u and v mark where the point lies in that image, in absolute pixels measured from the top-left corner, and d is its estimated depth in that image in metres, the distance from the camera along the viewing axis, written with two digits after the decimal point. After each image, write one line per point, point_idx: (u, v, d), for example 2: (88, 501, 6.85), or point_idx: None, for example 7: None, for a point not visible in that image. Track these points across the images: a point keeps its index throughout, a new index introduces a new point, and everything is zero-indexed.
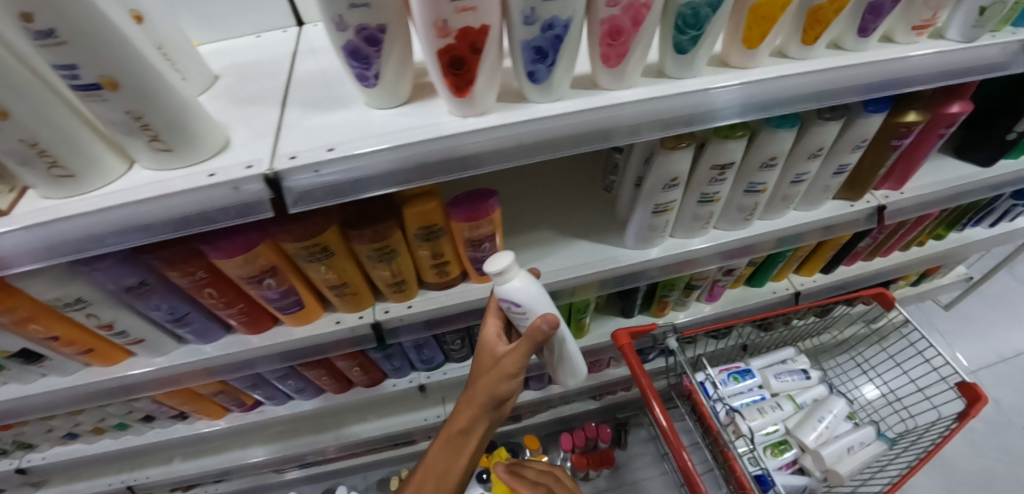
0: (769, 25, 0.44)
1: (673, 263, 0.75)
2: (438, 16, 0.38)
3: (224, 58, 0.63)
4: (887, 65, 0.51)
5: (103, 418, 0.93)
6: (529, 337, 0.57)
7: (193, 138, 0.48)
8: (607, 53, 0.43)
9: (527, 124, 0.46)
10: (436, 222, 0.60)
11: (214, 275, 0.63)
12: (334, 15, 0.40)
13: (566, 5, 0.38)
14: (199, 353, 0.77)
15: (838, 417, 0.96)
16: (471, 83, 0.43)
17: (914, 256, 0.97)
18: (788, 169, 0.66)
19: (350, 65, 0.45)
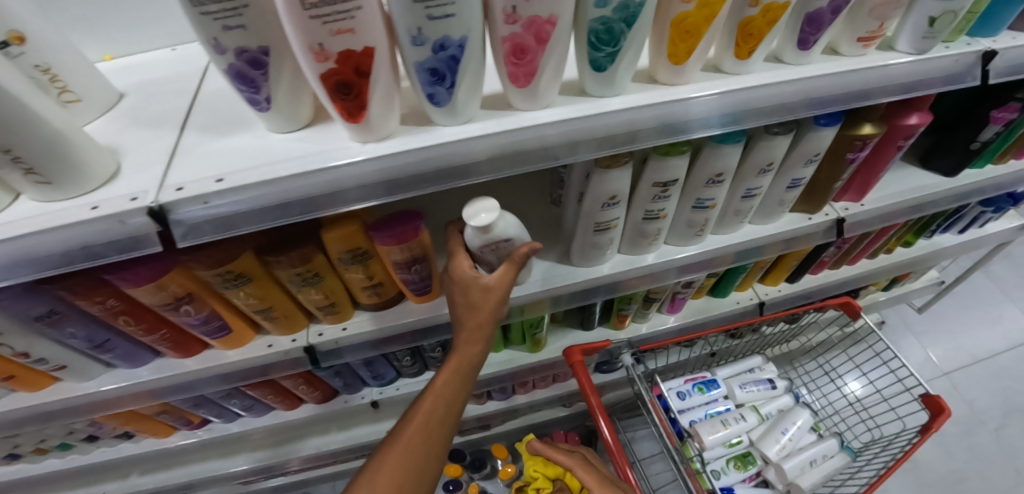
0: (695, 39, 0.40)
1: (625, 280, 0.72)
2: (312, 39, 0.34)
3: (136, 74, 0.58)
4: (832, 80, 0.47)
5: (43, 440, 0.89)
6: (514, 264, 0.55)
7: (76, 170, 0.44)
8: (515, 73, 0.39)
9: (434, 150, 0.42)
10: (360, 245, 0.56)
11: (128, 302, 0.59)
12: (208, 38, 0.36)
13: (457, 24, 0.34)
14: (130, 378, 0.73)
15: (801, 429, 0.94)
16: (363, 108, 0.39)
17: (881, 263, 0.95)
18: (738, 184, 0.62)
19: (238, 88, 0.41)
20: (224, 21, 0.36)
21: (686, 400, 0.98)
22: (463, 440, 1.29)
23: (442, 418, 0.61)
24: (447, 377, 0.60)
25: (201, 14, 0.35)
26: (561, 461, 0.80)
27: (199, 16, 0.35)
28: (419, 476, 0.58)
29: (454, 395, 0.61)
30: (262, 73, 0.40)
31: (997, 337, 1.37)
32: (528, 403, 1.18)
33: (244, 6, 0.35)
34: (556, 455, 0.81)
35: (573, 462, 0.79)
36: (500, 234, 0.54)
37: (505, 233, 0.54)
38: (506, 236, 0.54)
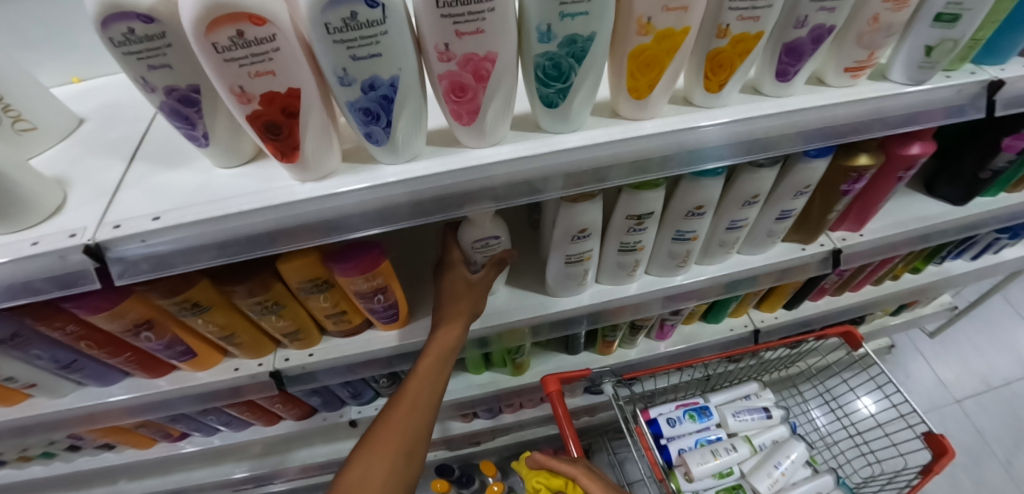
0: (656, 73, 0.37)
1: (603, 310, 0.69)
2: (230, 82, 0.32)
3: (100, 98, 0.57)
4: (817, 113, 0.43)
5: (25, 448, 0.90)
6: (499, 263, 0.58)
7: (18, 205, 0.42)
8: (457, 111, 0.36)
9: (375, 190, 0.40)
10: (320, 275, 0.54)
11: (88, 327, 0.58)
12: (135, 77, 0.35)
13: (385, 63, 0.32)
14: (100, 396, 0.73)
15: (796, 463, 0.89)
16: (296, 148, 0.36)
17: (887, 290, 0.90)
18: (722, 216, 0.58)
19: (175, 124, 0.40)
20: (147, 60, 0.34)
21: (676, 427, 0.93)
22: (451, 455, 1.27)
23: (427, 401, 0.59)
24: (430, 361, 0.58)
25: (125, 54, 0.33)
26: (566, 469, 0.66)
27: (122, 56, 0.34)
28: (408, 458, 0.56)
29: (437, 378, 0.59)
30: (198, 112, 0.38)
31: (1014, 364, 1.29)
32: (514, 422, 1.15)
33: (167, 45, 0.34)
34: (558, 463, 0.67)
35: (579, 471, 0.65)
36: (488, 230, 0.55)
37: (493, 230, 0.55)
38: (495, 231, 0.55)
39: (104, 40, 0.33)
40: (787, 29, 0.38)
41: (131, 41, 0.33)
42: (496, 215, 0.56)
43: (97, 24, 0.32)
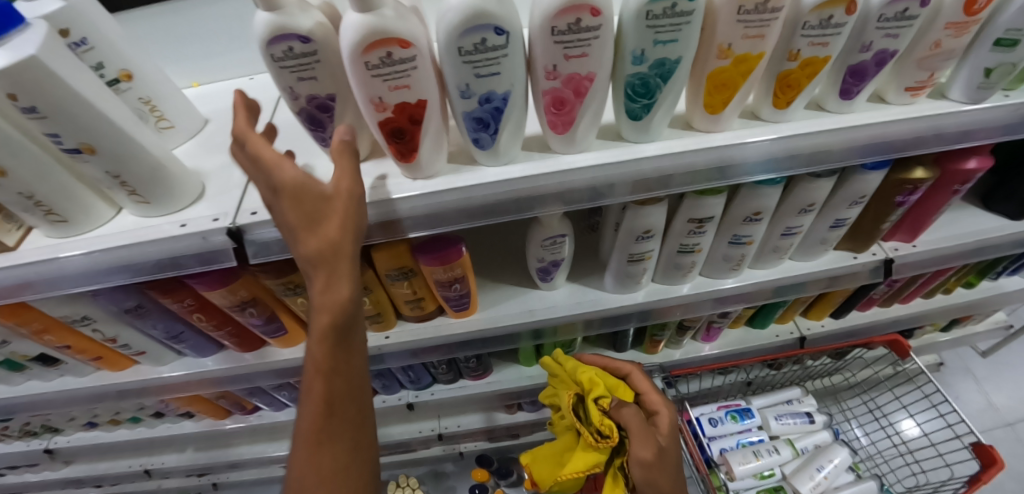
0: (730, 91, 0.42)
1: (656, 308, 0.73)
2: (372, 94, 0.38)
3: (218, 102, 0.66)
4: (876, 129, 0.47)
5: (118, 412, 1.00)
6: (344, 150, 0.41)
7: (170, 193, 0.51)
8: (554, 121, 0.42)
9: (477, 188, 0.45)
10: (407, 263, 0.61)
11: (202, 301, 0.66)
12: (285, 86, 0.42)
13: (502, 81, 0.38)
14: (196, 366, 0.82)
15: (839, 467, 0.91)
16: (415, 150, 0.42)
17: (937, 303, 0.91)
18: (778, 222, 0.62)
19: (308, 127, 0.47)
20: (298, 73, 0.41)
21: (718, 427, 0.97)
22: (490, 446, 1.32)
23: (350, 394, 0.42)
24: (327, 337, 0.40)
25: (282, 67, 0.40)
26: (622, 365, 0.75)
27: (278, 69, 0.40)
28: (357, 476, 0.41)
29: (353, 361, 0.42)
30: (326, 114, 0.45)
31: None
32: None
33: (316, 61, 0.40)
34: (611, 361, 0.77)
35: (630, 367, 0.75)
36: (556, 229, 0.60)
37: (561, 229, 0.61)
38: (563, 231, 0.61)
39: (263, 57, 0.39)
40: (853, 53, 0.42)
41: (288, 58, 0.39)
42: (565, 215, 0.61)
43: (264, 44, 0.39)
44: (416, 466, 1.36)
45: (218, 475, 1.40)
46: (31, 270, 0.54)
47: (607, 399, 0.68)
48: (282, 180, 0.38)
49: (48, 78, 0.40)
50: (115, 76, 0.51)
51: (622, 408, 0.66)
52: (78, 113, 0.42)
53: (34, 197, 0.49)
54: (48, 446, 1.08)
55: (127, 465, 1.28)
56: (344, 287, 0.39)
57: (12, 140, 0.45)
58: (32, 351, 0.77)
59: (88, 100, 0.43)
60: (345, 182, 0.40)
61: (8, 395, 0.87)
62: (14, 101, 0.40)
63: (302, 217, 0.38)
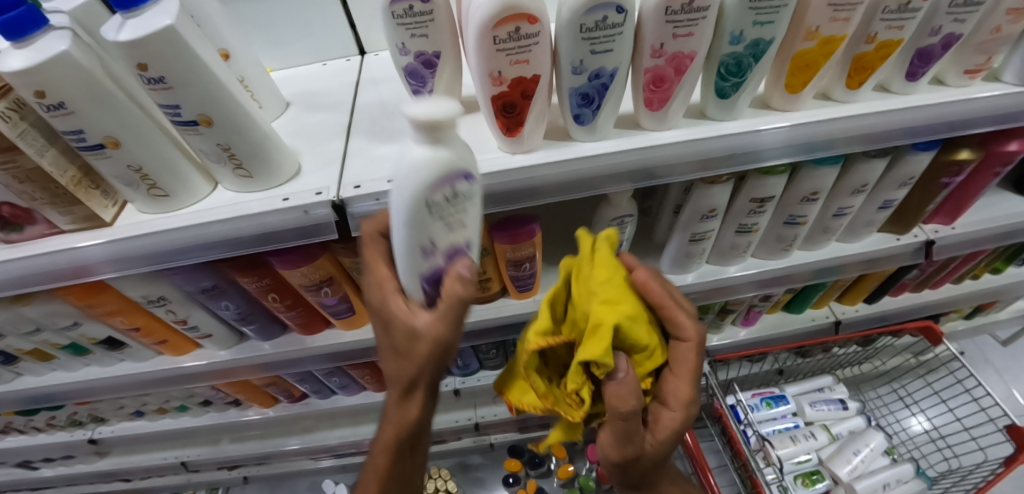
0: (812, 72, 0.46)
1: (707, 289, 0.76)
2: (494, 68, 0.41)
3: (295, 86, 0.69)
4: (939, 108, 0.50)
5: (167, 400, 1.03)
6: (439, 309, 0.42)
7: (271, 166, 0.54)
8: (650, 99, 0.45)
9: (572, 163, 0.49)
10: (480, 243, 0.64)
11: (278, 281, 0.69)
12: (398, 42, 0.48)
13: (612, 57, 0.41)
14: (256, 349, 0.84)
15: (875, 451, 0.94)
16: (521, 125, 0.45)
17: (966, 289, 0.94)
18: (830, 203, 0.66)
19: (409, 83, 0.52)
20: (412, 29, 0.47)
21: (755, 414, 1.00)
22: (521, 437, 1.34)
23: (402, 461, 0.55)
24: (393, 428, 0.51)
25: (399, 24, 0.46)
26: (677, 324, 0.56)
27: (395, 25, 0.47)
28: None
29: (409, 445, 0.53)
30: (449, 265, 0.44)
31: None
32: None
33: (430, 20, 0.46)
34: (679, 316, 0.56)
35: (692, 340, 0.56)
36: (623, 210, 0.64)
37: (628, 209, 0.64)
38: (630, 211, 0.64)
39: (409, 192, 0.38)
40: (922, 37, 0.46)
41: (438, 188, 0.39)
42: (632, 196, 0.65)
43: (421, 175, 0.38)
44: (446, 457, 1.39)
45: (248, 468, 1.42)
46: (129, 245, 0.56)
47: (603, 366, 0.50)
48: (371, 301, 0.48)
49: (178, 48, 0.42)
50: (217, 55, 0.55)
51: (610, 380, 0.52)
52: (198, 84, 0.45)
53: (141, 169, 0.52)
54: (92, 436, 1.10)
55: (163, 457, 1.30)
56: (411, 413, 0.49)
57: (124, 111, 0.48)
58: (100, 334, 0.79)
59: (210, 72, 0.45)
60: (433, 332, 0.42)
61: (66, 380, 0.89)
62: (143, 72, 0.43)
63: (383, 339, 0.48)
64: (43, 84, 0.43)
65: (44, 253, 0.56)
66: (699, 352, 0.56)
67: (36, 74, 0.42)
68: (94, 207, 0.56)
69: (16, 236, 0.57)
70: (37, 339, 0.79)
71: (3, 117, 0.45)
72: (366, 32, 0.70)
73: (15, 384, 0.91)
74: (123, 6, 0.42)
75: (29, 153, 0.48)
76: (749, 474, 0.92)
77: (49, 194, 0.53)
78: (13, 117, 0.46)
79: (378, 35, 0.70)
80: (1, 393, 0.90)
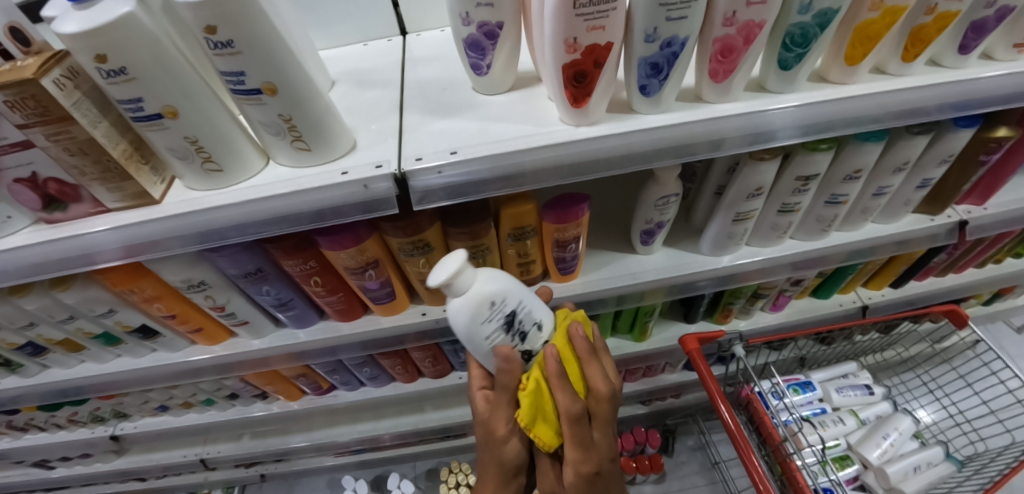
0: (873, 43, 0.47)
1: (746, 271, 0.77)
2: (569, 35, 0.42)
3: (341, 66, 0.69)
4: (990, 81, 0.52)
5: (194, 393, 1.02)
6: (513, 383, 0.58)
7: (329, 140, 0.54)
8: (715, 69, 0.46)
9: (637, 134, 0.49)
10: (527, 223, 0.64)
11: (322, 265, 0.69)
12: (462, 12, 0.49)
13: (686, 24, 0.42)
14: (290, 337, 0.84)
15: (904, 435, 0.95)
16: (588, 95, 0.46)
17: (990, 273, 0.96)
18: (871, 182, 0.67)
19: (467, 56, 0.53)
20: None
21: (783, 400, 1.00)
22: None
23: None
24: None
25: None
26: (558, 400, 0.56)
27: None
28: None
29: None
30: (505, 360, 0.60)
31: None
32: None
33: None
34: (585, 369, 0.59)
35: (568, 411, 0.56)
36: (669, 189, 0.65)
37: (674, 188, 0.65)
38: (675, 190, 0.65)
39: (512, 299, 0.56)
40: (977, 9, 0.47)
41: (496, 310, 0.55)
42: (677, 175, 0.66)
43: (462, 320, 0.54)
44: (466, 451, 1.40)
45: (266, 465, 1.42)
46: (183, 222, 0.56)
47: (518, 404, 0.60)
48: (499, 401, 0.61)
49: (249, 12, 0.42)
50: (260, 86, 0.47)
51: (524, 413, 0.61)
52: (265, 51, 0.45)
53: (197, 141, 0.52)
54: (115, 432, 1.10)
55: (183, 455, 1.29)
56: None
57: (182, 80, 0.48)
58: (134, 322, 0.78)
59: (277, 39, 0.45)
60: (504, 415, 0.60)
61: (96, 372, 0.88)
62: (211, 35, 0.43)
63: (495, 456, 0.62)
64: (106, 48, 0.42)
65: (95, 231, 0.56)
66: (576, 427, 0.57)
67: (100, 36, 0.42)
68: (145, 183, 0.56)
69: (59, 216, 0.57)
70: (71, 327, 0.78)
71: (57, 83, 0.45)
72: (408, 12, 0.70)
73: (43, 377, 0.90)
74: None
75: (84, 122, 0.48)
76: (781, 459, 0.93)
77: (100, 169, 0.52)
78: (67, 85, 0.46)
79: (419, 15, 0.71)
80: (29, 386, 0.89)
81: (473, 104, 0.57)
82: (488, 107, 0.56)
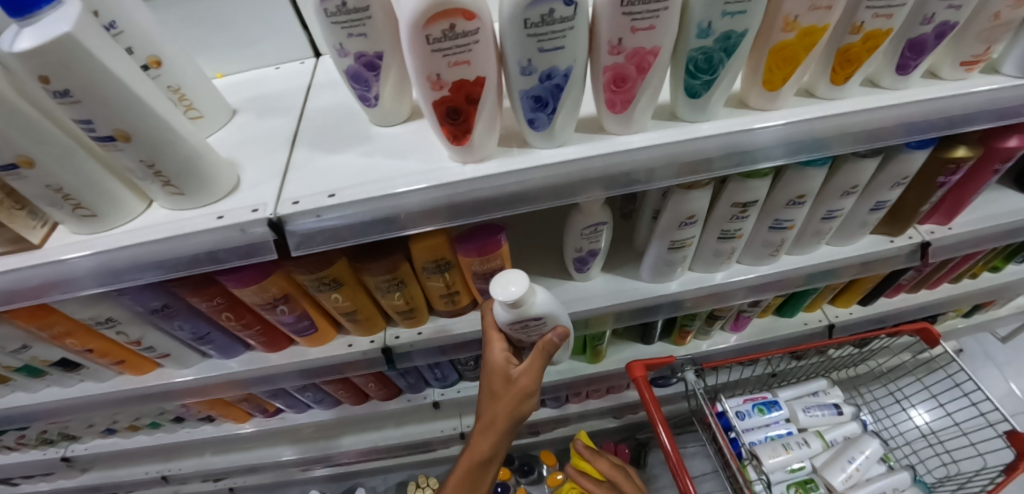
0: (792, 66, 0.41)
1: (693, 297, 0.72)
2: (431, 71, 0.37)
3: (247, 92, 0.64)
4: (933, 105, 0.46)
5: (138, 417, 0.99)
6: (541, 350, 0.60)
7: (205, 183, 0.50)
8: (612, 100, 0.41)
9: (530, 172, 0.45)
10: (444, 255, 0.60)
11: (231, 300, 0.65)
12: (335, 43, 0.44)
13: (565, 55, 0.37)
14: (219, 367, 0.80)
15: (870, 459, 0.90)
16: (468, 132, 0.41)
17: (966, 288, 0.90)
18: (819, 206, 0.61)
19: (352, 87, 0.49)
20: (349, 29, 0.43)
21: (746, 420, 0.96)
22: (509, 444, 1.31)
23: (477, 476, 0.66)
24: (464, 467, 0.66)
25: (333, 23, 0.43)
26: None
27: (330, 24, 0.43)
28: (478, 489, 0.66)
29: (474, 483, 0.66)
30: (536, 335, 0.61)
31: None
32: (580, 413, 1.17)
33: (367, 17, 0.43)
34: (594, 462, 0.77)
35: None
36: (596, 217, 0.59)
37: (601, 216, 0.59)
38: (603, 218, 0.60)
39: (553, 317, 0.59)
40: (913, 26, 0.42)
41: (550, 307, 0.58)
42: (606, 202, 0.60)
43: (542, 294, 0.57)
44: (434, 465, 1.37)
45: (233, 480, 1.40)
46: (56, 269, 0.52)
47: None
48: (496, 377, 0.61)
49: (83, 58, 0.38)
50: (110, 134, 0.42)
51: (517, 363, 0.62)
52: (110, 97, 0.40)
53: (61, 190, 0.47)
54: (65, 454, 1.07)
55: (144, 472, 1.27)
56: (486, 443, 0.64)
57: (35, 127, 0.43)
58: (52, 356, 0.75)
59: (122, 83, 0.41)
60: (528, 376, 0.61)
61: (26, 402, 0.85)
62: (44, 84, 0.38)
63: (509, 407, 0.61)
64: None
65: None
66: None
67: None
68: (21, 229, 0.51)
69: None
70: None
71: None
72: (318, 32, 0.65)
73: None
74: (17, 12, 0.37)
75: None
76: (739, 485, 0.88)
77: None
78: None
79: None
80: None
81: (366, 137, 0.52)
82: (381, 141, 0.51)
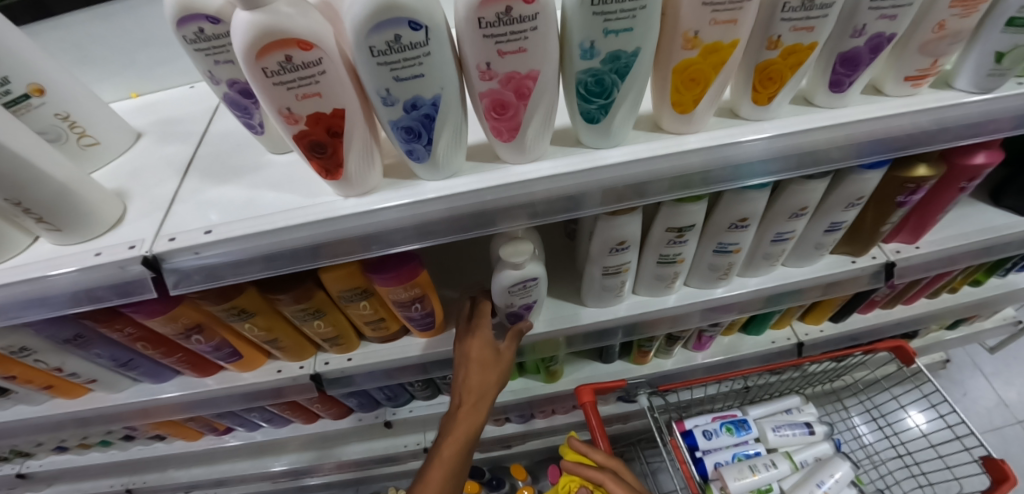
0: (701, 87, 0.36)
1: (642, 323, 0.67)
2: (280, 105, 0.33)
3: (156, 113, 0.61)
4: (875, 125, 0.41)
5: (86, 436, 0.96)
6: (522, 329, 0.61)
7: (85, 216, 0.45)
8: (498, 128, 0.36)
9: (416, 207, 0.40)
10: (361, 284, 0.56)
11: (144, 329, 0.61)
12: (203, 70, 0.40)
13: (427, 84, 0.32)
14: (150, 392, 0.77)
15: (840, 483, 0.84)
16: (340, 166, 0.37)
17: (945, 304, 0.85)
18: (767, 228, 0.56)
19: (235, 114, 0.45)
20: (214, 56, 0.39)
21: (712, 440, 0.91)
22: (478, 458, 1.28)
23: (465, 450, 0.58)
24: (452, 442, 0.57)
25: (195, 50, 0.39)
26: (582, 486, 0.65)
27: (194, 52, 0.39)
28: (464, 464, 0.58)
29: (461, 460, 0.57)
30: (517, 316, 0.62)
31: None
32: (547, 428, 1.13)
33: (230, 43, 0.38)
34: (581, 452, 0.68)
35: (605, 476, 0.62)
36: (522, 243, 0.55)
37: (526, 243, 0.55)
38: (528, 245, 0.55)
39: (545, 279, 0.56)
40: (843, 39, 0.37)
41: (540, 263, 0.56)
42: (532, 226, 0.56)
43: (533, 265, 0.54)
44: (404, 478, 1.34)
45: None
46: None
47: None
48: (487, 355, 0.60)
49: None
50: None
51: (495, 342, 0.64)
52: None
53: None
54: (20, 470, 1.05)
55: (109, 485, 1.25)
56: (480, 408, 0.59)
57: None
58: None
59: None
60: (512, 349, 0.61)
61: None
62: None
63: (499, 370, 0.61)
64: None
65: None
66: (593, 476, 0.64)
67: None
68: None
69: None
70: None
71: None
72: None
73: None
74: None
75: None
76: None
77: None
78: None
79: None
80: None
81: (260, 166, 0.49)
82: (273, 170, 0.48)
